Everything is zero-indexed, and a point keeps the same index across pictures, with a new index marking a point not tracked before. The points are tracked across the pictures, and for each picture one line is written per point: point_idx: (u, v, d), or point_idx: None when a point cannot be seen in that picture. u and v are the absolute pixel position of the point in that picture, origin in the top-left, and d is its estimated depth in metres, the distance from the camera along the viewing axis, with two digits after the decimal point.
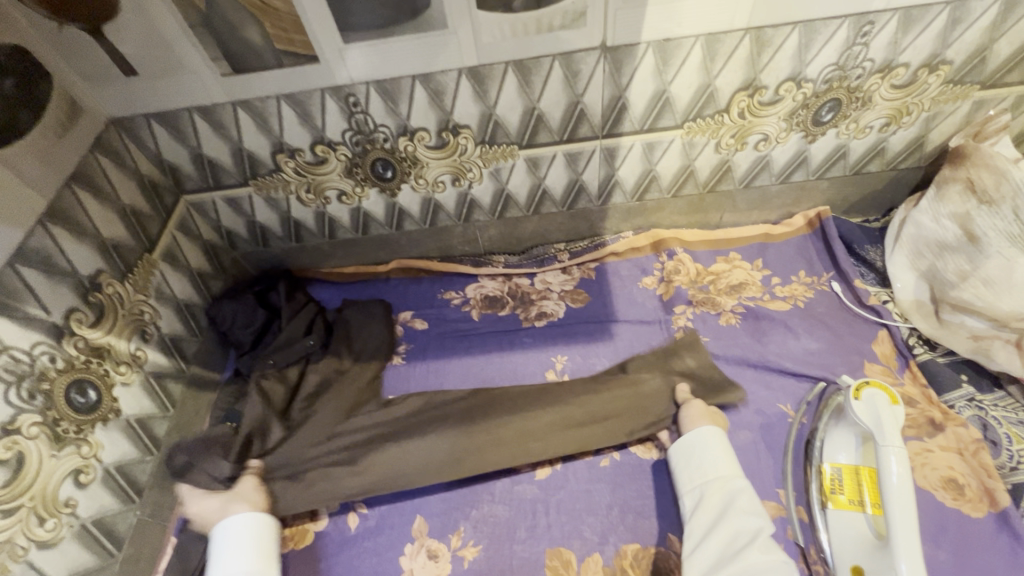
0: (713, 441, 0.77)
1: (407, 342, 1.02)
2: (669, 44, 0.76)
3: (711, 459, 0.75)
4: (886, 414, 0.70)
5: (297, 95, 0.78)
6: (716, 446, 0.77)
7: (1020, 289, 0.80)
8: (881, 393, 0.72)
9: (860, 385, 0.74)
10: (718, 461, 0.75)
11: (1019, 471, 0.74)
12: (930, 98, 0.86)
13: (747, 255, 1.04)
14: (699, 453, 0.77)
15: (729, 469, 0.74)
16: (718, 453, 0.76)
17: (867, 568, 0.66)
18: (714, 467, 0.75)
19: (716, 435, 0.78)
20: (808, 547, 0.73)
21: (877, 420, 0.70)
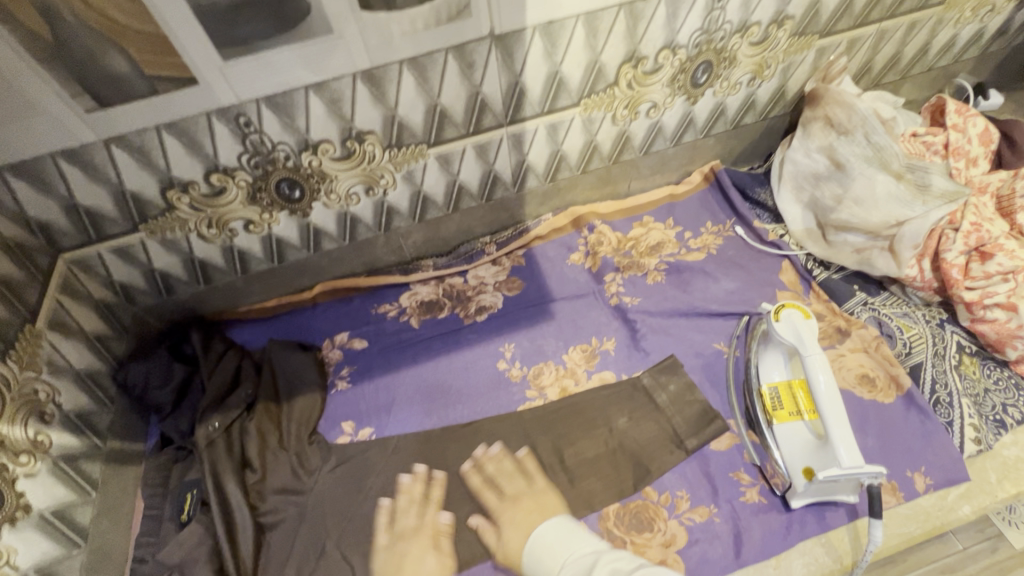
0: (529, 552, 0.70)
1: (350, 364, 0.99)
2: (553, 26, 0.79)
3: (540, 569, 0.67)
4: (804, 328, 0.77)
5: (180, 123, 0.72)
6: (535, 554, 0.69)
7: (883, 201, 0.90)
8: (796, 310, 0.79)
9: (778, 307, 0.81)
10: (544, 566, 0.67)
11: (912, 355, 0.86)
12: (783, 50, 0.97)
13: (658, 216, 1.11)
14: (534, 573, 0.68)
15: (552, 564, 0.66)
16: (538, 556, 0.68)
17: (816, 467, 0.72)
18: (546, 573, 0.66)
19: (529, 544, 0.71)
20: (764, 463, 0.80)
21: (798, 336, 0.77)
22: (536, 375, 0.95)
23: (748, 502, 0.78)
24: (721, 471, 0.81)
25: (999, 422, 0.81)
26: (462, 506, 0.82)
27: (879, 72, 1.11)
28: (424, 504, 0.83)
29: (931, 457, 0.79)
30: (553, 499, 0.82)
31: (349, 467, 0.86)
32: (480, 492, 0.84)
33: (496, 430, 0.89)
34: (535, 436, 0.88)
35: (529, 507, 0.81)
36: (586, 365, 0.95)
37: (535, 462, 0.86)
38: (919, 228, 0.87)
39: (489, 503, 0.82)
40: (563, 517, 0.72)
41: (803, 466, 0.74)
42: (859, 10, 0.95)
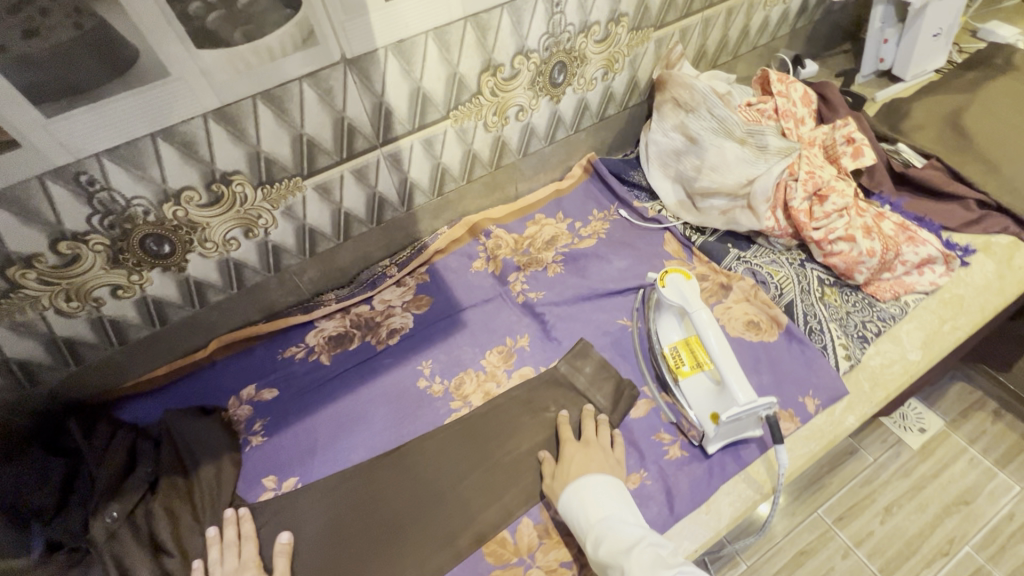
0: (566, 498, 0.75)
1: (262, 417, 0.94)
2: (404, 45, 0.81)
3: (574, 518, 0.73)
4: (687, 289, 0.84)
5: (8, 191, 0.66)
6: (574, 501, 0.74)
7: (734, 164, 1.00)
8: (679, 274, 0.86)
9: (663, 274, 0.87)
10: (583, 514, 0.72)
11: (785, 295, 0.96)
12: (626, 45, 1.06)
13: (549, 212, 1.17)
14: (568, 517, 0.74)
15: (593, 516, 0.71)
16: (575, 508, 0.73)
17: (719, 411, 0.78)
18: (582, 525, 0.71)
19: (565, 492, 0.76)
20: (680, 420, 0.86)
21: (683, 297, 0.84)
22: (458, 385, 0.95)
23: (672, 459, 0.83)
24: (644, 435, 0.86)
25: (863, 337, 0.93)
26: (405, 531, 0.80)
27: (713, 55, 1.24)
28: (365, 539, 0.79)
29: (816, 380, 0.88)
30: (494, 501, 0.82)
31: (279, 519, 0.82)
32: (418, 511, 0.82)
33: (428, 447, 0.88)
34: (465, 444, 0.88)
35: (472, 518, 0.81)
36: (505, 365, 0.97)
37: (470, 470, 0.85)
38: (767, 184, 0.97)
39: (431, 521, 0.81)
40: (612, 477, 0.76)
41: (710, 413, 0.80)
42: (682, 2, 1.07)
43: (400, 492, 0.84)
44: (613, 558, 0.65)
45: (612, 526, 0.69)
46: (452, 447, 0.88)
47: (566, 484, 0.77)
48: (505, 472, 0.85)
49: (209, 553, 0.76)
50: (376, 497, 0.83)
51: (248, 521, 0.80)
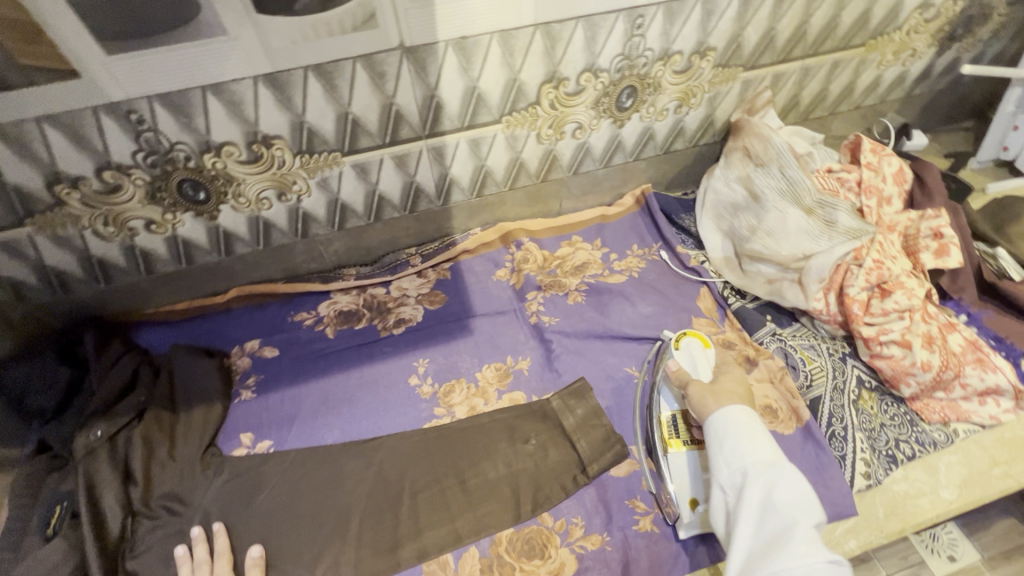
0: (741, 420, 0.67)
1: (258, 373, 0.97)
2: (466, 42, 0.78)
3: (743, 443, 0.65)
4: (698, 356, 0.85)
5: (64, 116, 0.70)
6: (754, 429, 0.66)
7: (793, 234, 0.91)
8: (696, 341, 0.87)
9: (679, 335, 0.88)
10: (762, 443, 0.64)
11: (813, 388, 0.87)
12: (707, 80, 0.99)
13: (587, 236, 1.12)
14: (731, 439, 0.66)
15: (774, 455, 0.63)
16: (752, 437, 0.65)
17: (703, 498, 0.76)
18: (753, 455, 0.63)
19: (731, 411, 0.69)
20: (659, 492, 0.80)
21: (692, 361, 0.85)
22: (447, 393, 0.93)
23: (640, 531, 0.78)
24: (618, 498, 0.81)
25: (892, 458, 0.82)
26: (353, 527, 0.80)
27: (806, 107, 1.13)
28: (315, 525, 0.81)
29: (823, 491, 0.79)
30: (446, 520, 0.80)
31: (241, 479, 0.84)
32: (371, 509, 0.82)
33: (397, 448, 0.87)
34: (435, 454, 0.86)
35: (420, 532, 0.79)
36: (498, 384, 0.94)
37: (433, 482, 0.84)
38: (824, 264, 0.87)
39: (380, 522, 0.81)
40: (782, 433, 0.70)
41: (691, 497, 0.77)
42: (781, 46, 0.98)
43: (358, 484, 0.84)
44: (790, 511, 0.57)
45: (797, 476, 0.60)
46: (420, 453, 0.87)
47: (728, 403, 0.70)
48: (466, 494, 0.82)
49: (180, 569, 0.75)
50: (336, 485, 0.84)
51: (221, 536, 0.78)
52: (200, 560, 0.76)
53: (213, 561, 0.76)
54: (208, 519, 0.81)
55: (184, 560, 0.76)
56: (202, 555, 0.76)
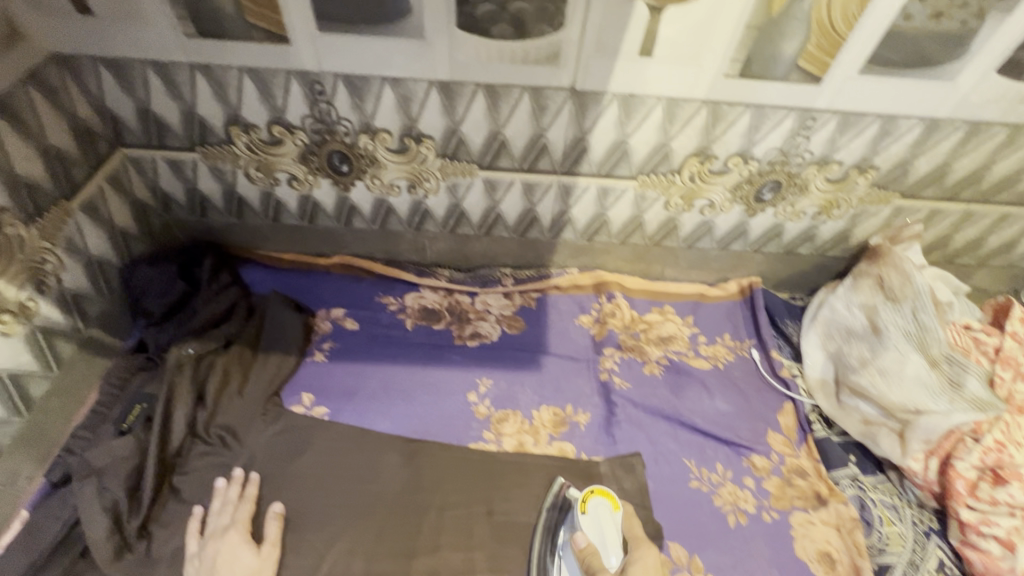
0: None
1: (334, 340, 1.01)
2: (633, 100, 0.79)
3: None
4: (605, 524, 0.74)
5: (261, 72, 0.77)
6: None
7: (909, 381, 0.84)
8: (605, 502, 0.76)
9: (586, 494, 0.77)
10: None
11: (885, 552, 0.79)
12: (858, 196, 0.94)
13: (680, 310, 1.09)
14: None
15: None
16: None
17: None
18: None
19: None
20: None
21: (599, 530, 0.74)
22: (500, 420, 0.93)
23: None
24: None
25: None
26: (376, 520, 0.81)
27: (955, 250, 1.04)
28: (343, 503, 0.82)
29: None
30: (467, 548, 0.79)
31: (288, 436, 0.88)
32: (397, 509, 0.82)
33: (440, 458, 0.88)
34: (473, 477, 0.86)
35: (439, 550, 0.79)
36: (551, 429, 0.93)
37: (463, 504, 0.83)
38: (937, 425, 0.80)
39: (402, 524, 0.81)
40: None
41: None
42: (950, 183, 0.91)
43: (392, 479, 0.85)
44: None
45: None
46: (459, 471, 0.87)
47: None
48: (491, 529, 0.81)
49: (211, 504, 0.78)
50: (370, 473, 0.86)
51: (253, 484, 0.81)
52: (231, 499, 0.79)
53: (239, 504, 0.79)
54: (252, 462, 0.85)
55: (219, 494, 0.79)
56: (233, 496, 0.79)
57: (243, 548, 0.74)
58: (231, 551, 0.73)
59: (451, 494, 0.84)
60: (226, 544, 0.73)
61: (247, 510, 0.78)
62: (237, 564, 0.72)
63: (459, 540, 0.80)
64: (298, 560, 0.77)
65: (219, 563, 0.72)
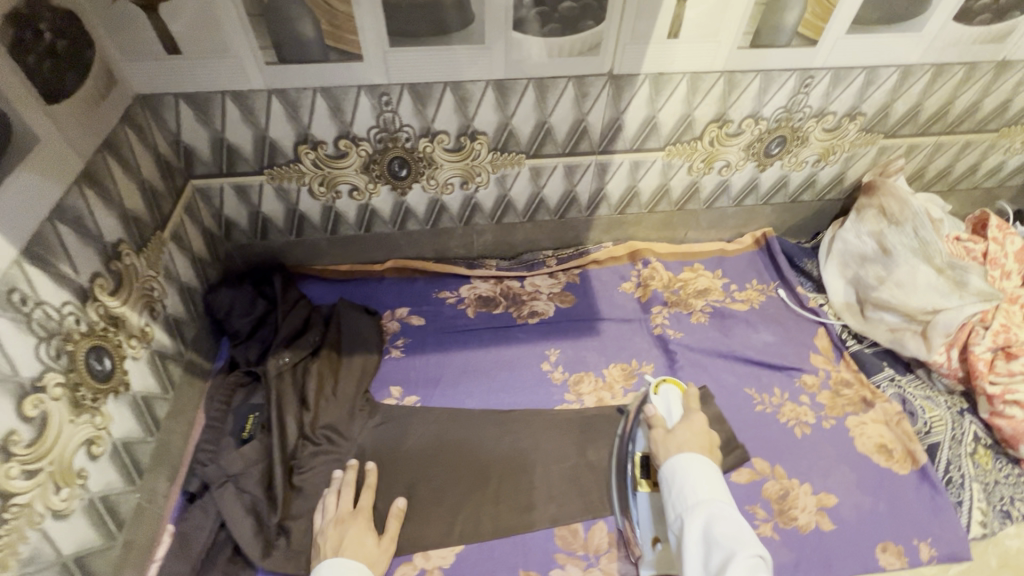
0: (686, 465, 0.71)
1: (406, 336, 1.07)
2: (662, 77, 0.91)
3: (686, 486, 0.68)
4: (674, 402, 0.87)
5: (333, 90, 0.84)
6: (688, 476, 0.69)
7: (922, 288, 0.98)
8: (674, 388, 0.90)
9: (658, 382, 0.91)
10: (692, 488, 0.68)
11: (931, 434, 0.92)
12: (850, 141, 1.08)
13: (708, 266, 1.20)
14: (675, 481, 0.70)
15: (706, 493, 0.66)
16: (695, 482, 0.68)
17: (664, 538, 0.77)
18: (693, 493, 0.67)
19: (676, 459, 0.72)
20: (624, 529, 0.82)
21: (667, 406, 0.87)
22: (576, 382, 1.02)
23: (760, 536, 0.82)
24: (739, 501, 0.86)
25: (1005, 513, 0.86)
26: (491, 485, 0.88)
27: (930, 180, 1.21)
28: (457, 476, 0.89)
29: (937, 530, 0.83)
30: (579, 493, 0.88)
31: (390, 426, 0.94)
32: (507, 472, 0.90)
33: (532, 423, 0.96)
34: (567, 434, 0.94)
35: (556, 499, 0.87)
36: (624, 382, 1.02)
37: (564, 458, 0.92)
38: (953, 319, 0.93)
39: (515, 484, 0.88)
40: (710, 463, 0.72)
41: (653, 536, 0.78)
42: (923, 120, 1.07)
43: (494, 448, 0.92)
44: (725, 540, 0.59)
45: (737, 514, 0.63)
46: (552, 432, 0.95)
47: (683, 452, 0.73)
48: (595, 475, 0.90)
49: (328, 491, 0.81)
50: (471, 445, 0.92)
51: (369, 472, 0.85)
52: (347, 483, 0.82)
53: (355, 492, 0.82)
54: (362, 453, 0.90)
55: (336, 481, 0.83)
56: (349, 480, 0.83)
57: (367, 533, 0.77)
58: (359, 533, 0.76)
59: (551, 451, 0.92)
60: (353, 528, 0.76)
61: (365, 496, 0.82)
62: (362, 549, 0.75)
63: (568, 489, 0.88)
64: (431, 531, 0.83)
65: (346, 543, 0.74)
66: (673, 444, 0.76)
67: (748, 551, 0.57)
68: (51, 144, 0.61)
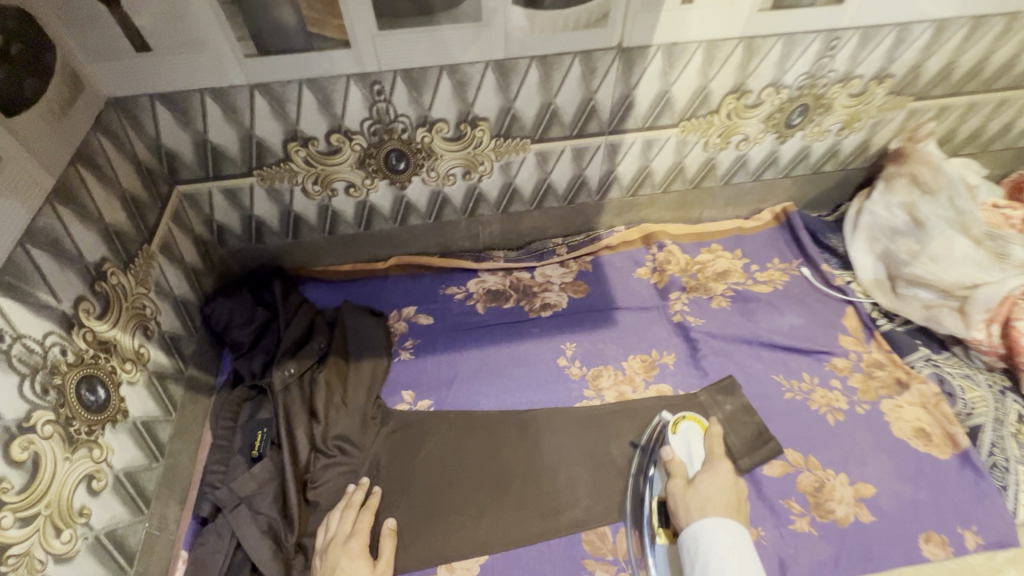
0: (710, 534, 0.67)
1: (415, 337, 1.03)
2: (675, 48, 0.83)
3: (712, 561, 0.65)
4: (694, 443, 0.84)
5: (321, 81, 0.78)
6: (714, 548, 0.66)
7: (959, 262, 0.93)
8: (694, 426, 0.87)
9: (678, 419, 0.88)
10: (719, 564, 0.64)
11: (972, 416, 0.87)
12: (877, 106, 1.01)
13: (727, 246, 1.14)
14: (701, 554, 0.66)
15: (734, 572, 0.63)
16: (723, 557, 0.64)
17: None
18: (720, 570, 0.64)
19: (700, 525, 0.69)
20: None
21: (687, 450, 0.84)
22: (595, 376, 0.98)
23: (797, 531, 0.78)
24: (773, 497, 0.82)
25: None
26: (513, 491, 0.85)
27: (961, 142, 1.13)
28: (476, 483, 0.86)
29: (982, 517, 0.80)
30: (604, 494, 0.84)
31: (404, 433, 0.90)
32: (529, 476, 0.86)
33: (551, 423, 0.92)
34: (588, 433, 0.90)
35: (581, 502, 0.83)
36: (644, 374, 0.97)
37: (587, 458, 0.88)
38: (993, 293, 0.88)
39: (537, 488, 0.85)
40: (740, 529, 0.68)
41: None
42: (956, 79, 0.99)
43: (513, 451, 0.89)
44: None
45: None
46: (572, 431, 0.91)
47: (708, 516, 0.69)
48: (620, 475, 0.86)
49: (331, 516, 0.79)
50: (490, 450, 0.89)
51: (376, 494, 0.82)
52: (352, 505, 0.79)
53: (360, 514, 0.79)
54: (377, 463, 0.87)
55: (343, 500, 0.80)
56: (355, 501, 0.80)
57: (361, 558, 0.73)
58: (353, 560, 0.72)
59: (574, 451, 0.88)
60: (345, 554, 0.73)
61: (366, 517, 0.78)
62: None
63: (592, 491, 0.84)
64: (449, 543, 0.80)
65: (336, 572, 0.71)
66: (696, 507, 0.72)
67: None
68: (15, 161, 0.56)
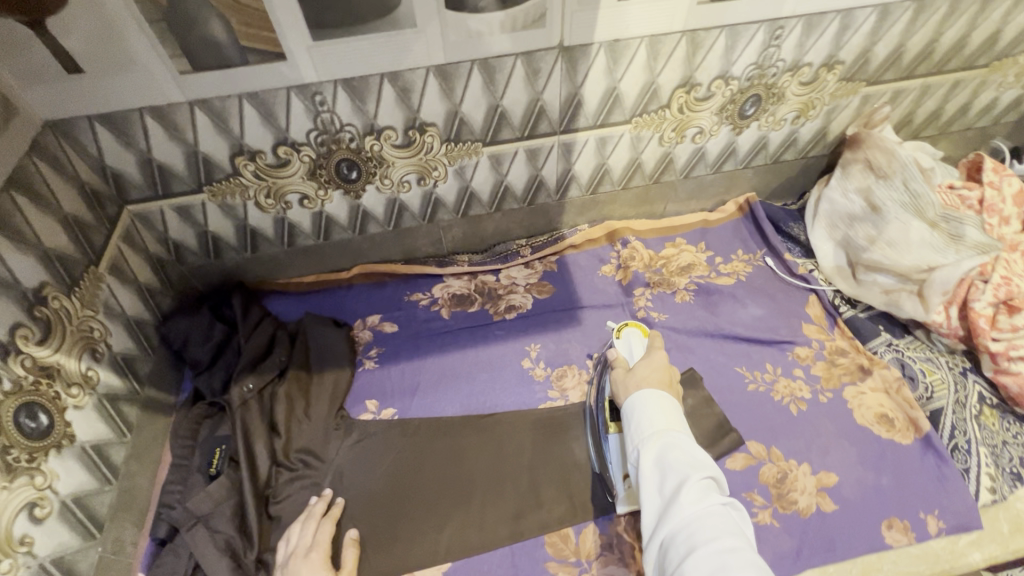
0: (643, 400, 0.65)
1: (379, 346, 1.02)
2: (618, 45, 0.83)
3: (641, 421, 0.64)
4: (636, 345, 0.87)
5: (260, 95, 0.77)
6: (646, 407, 0.64)
7: (916, 246, 0.94)
8: (636, 331, 0.90)
9: (621, 327, 0.91)
10: (647, 420, 0.63)
11: (934, 399, 0.87)
12: (829, 93, 1.01)
13: (691, 239, 1.14)
14: (633, 418, 0.65)
15: (662, 426, 0.61)
16: (653, 413, 0.63)
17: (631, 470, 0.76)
18: (650, 423, 0.63)
19: (637, 395, 0.66)
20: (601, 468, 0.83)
21: (630, 349, 0.86)
22: (560, 377, 0.97)
23: (760, 524, 0.78)
24: (735, 489, 0.81)
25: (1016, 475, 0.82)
26: (477, 497, 0.84)
27: (919, 125, 1.13)
28: (440, 490, 0.85)
29: (944, 501, 0.79)
30: (567, 495, 0.84)
31: (367, 443, 0.89)
32: (492, 481, 0.86)
33: (515, 427, 0.91)
34: (552, 434, 0.90)
35: (543, 504, 0.83)
36: None
37: (551, 460, 0.87)
38: (949, 276, 0.89)
39: (501, 492, 0.85)
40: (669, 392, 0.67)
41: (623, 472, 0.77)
42: (906, 63, 0.99)
43: (477, 456, 0.88)
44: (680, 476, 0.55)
45: (693, 443, 0.59)
46: (537, 433, 0.90)
47: (643, 389, 0.67)
48: (584, 475, 0.86)
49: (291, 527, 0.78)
50: (454, 456, 0.88)
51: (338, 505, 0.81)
52: (315, 515, 0.79)
53: (321, 524, 0.78)
54: (340, 476, 0.86)
55: (306, 511, 0.80)
56: (318, 511, 0.79)
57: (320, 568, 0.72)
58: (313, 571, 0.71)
59: (538, 453, 0.88)
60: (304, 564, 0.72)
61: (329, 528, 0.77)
62: None
63: (554, 492, 0.84)
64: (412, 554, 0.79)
65: None
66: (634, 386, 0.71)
67: (702, 495, 0.53)
68: None
